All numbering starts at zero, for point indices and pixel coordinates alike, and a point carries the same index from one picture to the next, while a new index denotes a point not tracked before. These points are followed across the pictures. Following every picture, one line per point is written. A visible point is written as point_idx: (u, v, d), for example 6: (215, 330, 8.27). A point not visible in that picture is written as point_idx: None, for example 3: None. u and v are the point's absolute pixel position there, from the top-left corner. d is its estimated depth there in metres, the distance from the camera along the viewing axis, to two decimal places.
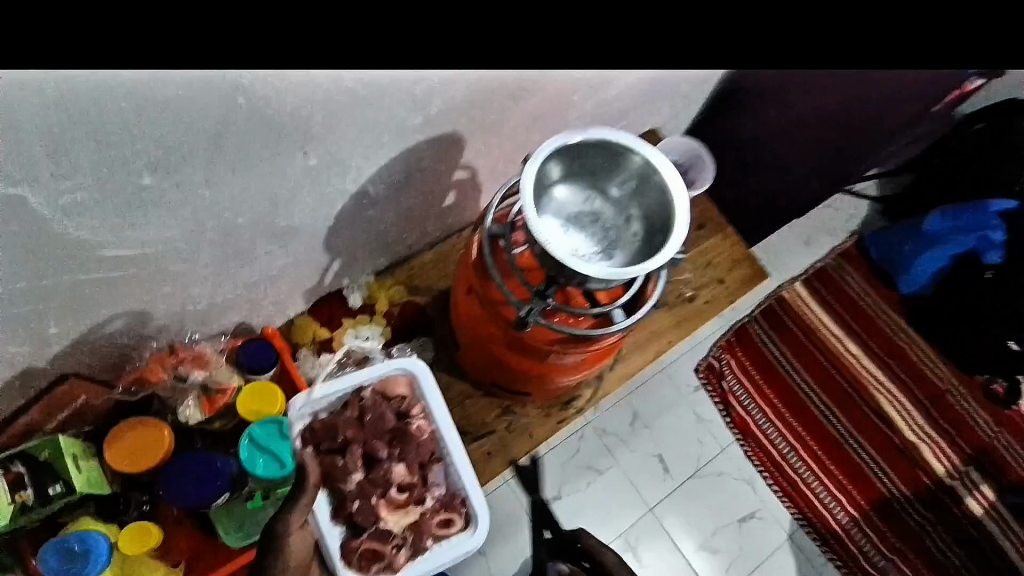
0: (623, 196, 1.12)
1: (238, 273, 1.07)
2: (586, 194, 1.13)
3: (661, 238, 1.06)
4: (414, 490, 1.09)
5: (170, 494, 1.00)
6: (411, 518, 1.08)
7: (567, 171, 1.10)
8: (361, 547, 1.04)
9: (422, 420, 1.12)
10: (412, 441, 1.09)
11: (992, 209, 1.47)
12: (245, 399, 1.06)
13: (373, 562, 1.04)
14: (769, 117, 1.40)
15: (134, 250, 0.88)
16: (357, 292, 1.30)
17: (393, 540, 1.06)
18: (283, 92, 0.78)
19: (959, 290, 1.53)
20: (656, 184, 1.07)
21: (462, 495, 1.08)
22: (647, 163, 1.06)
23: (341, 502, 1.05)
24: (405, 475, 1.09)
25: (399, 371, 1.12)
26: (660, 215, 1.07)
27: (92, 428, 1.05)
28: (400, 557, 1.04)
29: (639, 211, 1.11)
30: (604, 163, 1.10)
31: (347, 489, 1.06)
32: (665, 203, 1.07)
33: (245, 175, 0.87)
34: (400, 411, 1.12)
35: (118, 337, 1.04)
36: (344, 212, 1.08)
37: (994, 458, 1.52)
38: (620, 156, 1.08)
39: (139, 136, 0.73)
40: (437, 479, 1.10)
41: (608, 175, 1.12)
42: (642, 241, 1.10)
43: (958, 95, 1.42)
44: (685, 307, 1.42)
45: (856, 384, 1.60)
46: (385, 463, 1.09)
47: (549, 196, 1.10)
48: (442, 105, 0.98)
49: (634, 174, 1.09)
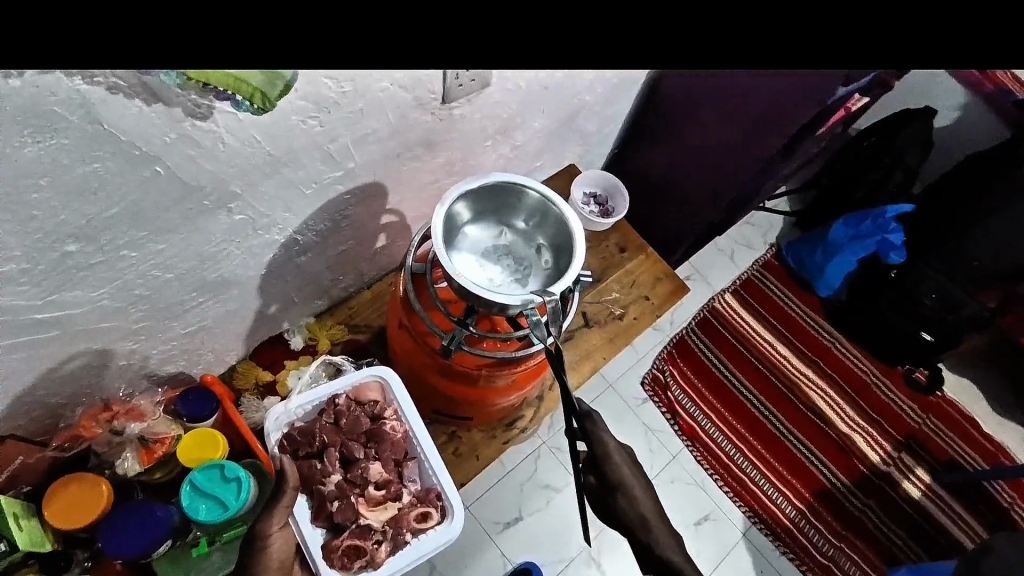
0: (529, 227, 0.93)
1: (157, 338, 0.89)
2: (491, 228, 0.93)
3: (567, 261, 0.88)
4: (391, 486, 0.96)
5: (109, 548, 0.84)
6: (390, 512, 0.94)
7: (467, 208, 0.90)
8: (342, 545, 0.89)
9: (396, 421, 0.99)
10: (386, 438, 0.97)
11: (889, 215, 1.62)
12: (186, 445, 0.91)
13: (353, 559, 0.89)
14: (686, 143, 1.31)
15: (33, 339, 0.74)
16: (298, 334, 1.10)
17: (373, 535, 0.92)
18: (202, 141, 0.67)
19: (870, 291, 1.67)
20: (554, 210, 0.89)
21: (437, 488, 0.95)
22: (541, 192, 0.89)
23: (320, 504, 0.92)
24: (382, 473, 0.96)
25: (371, 377, 1.00)
26: (564, 240, 0.89)
27: (33, 487, 0.87)
28: (380, 552, 0.90)
29: (547, 239, 0.92)
30: (502, 194, 0.91)
31: (325, 489, 0.93)
32: (564, 227, 0.89)
33: (169, 237, 0.75)
34: (373, 416, 0.99)
35: (49, 398, 0.84)
36: (273, 263, 0.92)
37: (915, 437, 1.64)
38: (517, 185, 0.89)
39: (59, 193, 0.62)
40: (414, 475, 0.99)
41: (507, 206, 0.93)
42: (553, 270, 0.90)
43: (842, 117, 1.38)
44: (614, 325, 1.21)
45: (788, 382, 1.67)
46: (362, 462, 0.96)
47: (451, 240, 0.90)
48: (381, 144, 0.85)
49: (533, 202, 0.91)
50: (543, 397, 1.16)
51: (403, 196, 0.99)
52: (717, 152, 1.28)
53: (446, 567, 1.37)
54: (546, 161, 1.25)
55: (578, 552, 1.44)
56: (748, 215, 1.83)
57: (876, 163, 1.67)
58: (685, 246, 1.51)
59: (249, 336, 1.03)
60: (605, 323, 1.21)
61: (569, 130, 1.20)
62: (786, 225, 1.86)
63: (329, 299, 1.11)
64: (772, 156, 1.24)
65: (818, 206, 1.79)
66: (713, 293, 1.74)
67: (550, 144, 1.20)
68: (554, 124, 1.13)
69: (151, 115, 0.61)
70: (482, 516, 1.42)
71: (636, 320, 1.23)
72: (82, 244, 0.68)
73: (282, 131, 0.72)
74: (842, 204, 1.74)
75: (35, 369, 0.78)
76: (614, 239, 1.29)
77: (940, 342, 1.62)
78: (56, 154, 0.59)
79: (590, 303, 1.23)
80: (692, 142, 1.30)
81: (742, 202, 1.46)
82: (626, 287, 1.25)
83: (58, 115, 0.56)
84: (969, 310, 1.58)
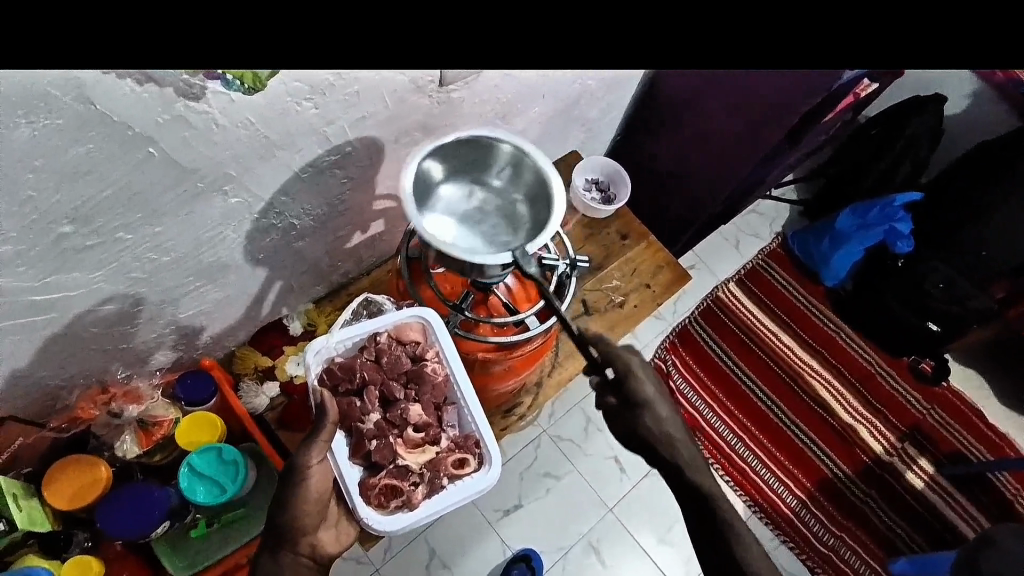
0: (504, 184, 0.88)
1: (156, 322, 0.89)
2: (463, 188, 0.89)
3: (546, 212, 0.83)
4: (431, 429, 0.90)
5: (107, 527, 0.86)
6: (428, 455, 0.89)
7: (438, 168, 0.86)
8: (379, 483, 0.84)
9: (438, 363, 0.92)
10: (427, 380, 0.91)
11: (897, 204, 1.60)
12: (186, 427, 0.93)
13: (389, 498, 0.84)
14: (689, 131, 1.29)
15: (32, 320, 0.75)
16: (296, 320, 1.09)
17: (410, 477, 0.86)
18: (196, 123, 0.66)
19: (874, 280, 1.65)
20: (527, 161, 0.85)
21: (476, 435, 0.89)
22: (513, 144, 0.85)
23: (359, 441, 0.86)
24: (422, 415, 0.91)
25: (413, 317, 0.93)
26: (539, 192, 0.85)
27: (33, 468, 0.88)
28: (416, 494, 0.84)
29: (522, 195, 0.88)
30: (471, 150, 0.87)
31: (364, 428, 0.87)
32: (540, 178, 0.85)
33: (165, 220, 0.75)
34: (414, 357, 0.92)
35: (50, 382, 0.85)
36: (269, 248, 0.92)
37: (919, 428, 1.63)
38: (486, 138, 0.85)
39: (52, 174, 0.62)
40: (453, 420, 0.92)
41: (479, 163, 0.89)
42: (531, 223, 0.85)
43: (847, 104, 1.31)
44: (613, 314, 1.20)
45: (791, 371, 1.66)
46: (401, 403, 0.91)
47: (423, 201, 0.86)
48: (378, 129, 0.85)
49: (505, 155, 0.86)
50: (543, 383, 1.13)
51: (402, 181, 0.99)
52: (722, 139, 1.26)
53: (446, 554, 1.38)
54: (547, 148, 1.25)
55: (577, 542, 1.44)
56: (754, 204, 1.82)
57: (886, 151, 1.63)
58: (688, 234, 1.50)
59: (248, 321, 1.04)
60: (605, 311, 1.20)
61: (571, 116, 1.19)
62: (791, 214, 1.84)
63: (328, 285, 1.11)
64: (776, 144, 1.22)
65: (824, 197, 1.77)
66: (717, 282, 1.73)
67: (552, 131, 1.19)
68: (555, 111, 1.12)
69: (142, 97, 0.60)
70: (482, 503, 1.43)
71: (636, 308, 1.21)
72: (76, 226, 0.68)
73: (275, 113, 0.71)
74: (846, 195, 1.72)
75: (36, 351, 0.79)
76: (615, 226, 1.27)
77: (947, 332, 1.59)
78: (50, 135, 0.59)
79: (592, 289, 1.23)
80: (694, 130, 1.28)
81: (747, 191, 1.44)
82: (627, 275, 1.24)
83: (56, 97, 0.56)
84: (977, 301, 1.54)
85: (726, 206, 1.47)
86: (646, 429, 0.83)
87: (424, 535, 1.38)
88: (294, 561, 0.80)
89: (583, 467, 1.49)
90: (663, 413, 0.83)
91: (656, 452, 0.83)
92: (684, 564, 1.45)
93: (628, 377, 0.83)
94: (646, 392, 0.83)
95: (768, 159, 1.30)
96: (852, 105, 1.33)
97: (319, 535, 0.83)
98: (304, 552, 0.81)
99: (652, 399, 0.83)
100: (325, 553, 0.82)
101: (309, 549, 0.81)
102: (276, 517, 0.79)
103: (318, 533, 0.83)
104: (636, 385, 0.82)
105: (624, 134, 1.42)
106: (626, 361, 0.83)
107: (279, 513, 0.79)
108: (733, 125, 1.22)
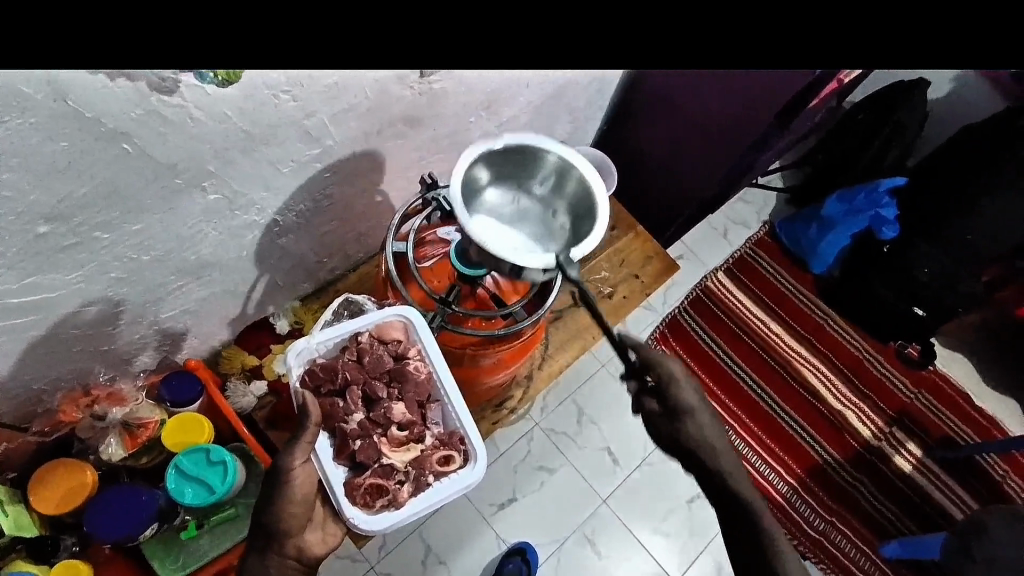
0: (547, 193, 0.88)
1: (139, 322, 0.88)
2: (507, 194, 0.88)
3: (588, 226, 0.83)
4: (415, 427, 0.91)
5: (95, 531, 0.85)
6: (413, 453, 0.89)
7: (485, 170, 0.85)
8: (364, 483, 0.84)
9: (420, 361, 0.92)
10: (410, 378, 0.91)
11: (882, 189, 1.61)
12: (172, 429, 0.91)
13: (375, 498, 0.84)
14: (675, 119, 1.29)
15: (13, 323, 0.74)
16: (283, 318, 1.08)
17: (395, 475, 0.87)
18: (171, 117, 0.65)
19: (863, 267, 1.65)
20: (574, 172, 0.85)
21: (461, 432, 0.90)
22: (562, 153, 0.84)
23: (342, 442, 0.87)
24: (405, 413, 0.91)
25: (395, 316, 0.92)
26: (586, 205, 0.85)
27: (17, 473, 0.88)
28: (402, 493, 0.85)
29: (565, 205, 0.87)
30: (517, 156, 0.86)
31: (347, 428, 0.88)
32: (586, 190, 0.85)
33: (143, 217, 0.73)
34: (396, 356, 0.92)
35: (33, 386, 0.84)
36: (253, 244, 0.91)
37: (907, 412, 1.65)
38: (535, 146, 0.84)
39: (25, 172, 0.60)
40: (438, 417, 0.93)
41: (524, 170, 0.88)
42: (573, 235, 0.85)
43: (826, 94, 1.31)
44: (602, 305, 1.20)
45: (781, 359, 1.67)
46: (384, 402, 0.91)
47: (469, 204, 0.85)
48: (360, 121, 0.84)
49: (552, 164, 0.85)
50: (533, 376, 1.14)
51: (387, 174, 0.98)
52: (708, 127, 1.26)
53: (441, 549, 1.38)
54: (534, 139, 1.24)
55: (571, 534, 1.45)
56: (742, 192, 1.82)
57: (872, 137, 1.64)
58: (677, 223, 1.50)
59: (234, 319, 1.02)
60: (594, 302, 1.20)
61: (556, 106, 1.18)
62: (778, 202, 1.85)
63: (315, 281, 1.11)
64: (763, 130, 1.22)
65: (810, 184, 1.78)
66: (706, 272, 1.73)
67: (538, 121, 1.18)
68: (540, 101, 1.11)
69: (116, 92, 0.59)
70: (476, 498, 1.43)
71: (625, 299, 1.22)
72: (54, 226, 0.67)
73: (253, 106, 0.70)
74: (833, 182, 1.73)
75: (16, 354, 0.78)
76: (603, 217, 1.27)
77: (932, 317, 1.61)
78: (24, 133, 0.57)
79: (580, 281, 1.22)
80: (680, 119, 1.28)
81: (735, 178, 1.44)
82: (615, 266, 1.24)
83: (29, 96, 0.54)
84: (967, 285, 1.57)
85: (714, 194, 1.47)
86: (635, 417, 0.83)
87: (418, 532, 1.38)
88: (280, 563, 0.79)
89: (575, 459, 1.50)
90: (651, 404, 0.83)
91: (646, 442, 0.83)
92: (678, 552, 1.47)
93: (667, 384, 0.78)
94: (688, 399, 0.78)
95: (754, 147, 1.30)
96: (831, 96, 1.33)
97: (306, 537, 0.82)
98: (290, 554, 0.80)
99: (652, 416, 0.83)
100: (312, 554, 0.82)
101: (295, 551, 0.81)
102: (264, 514, 0.78)
103: (304, 535, 0.82)
104: (677, 392, 0.77)
105: (610, 123, 1.42)
106: (667, 367, 0.77)
107: (266, 513, 0.78)
108: (722, 111, 1.21)
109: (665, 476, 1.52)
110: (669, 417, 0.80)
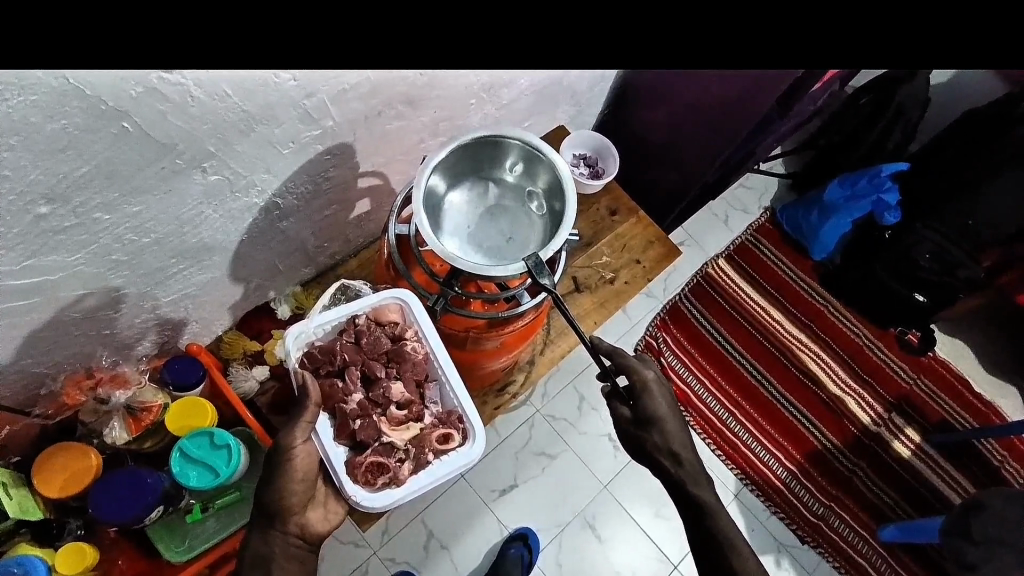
0: (516, 179, 0.93)
1: (141, 306, 0.88)
2: (473, 191, 0.94)
3: (560, 204, 0.89)
4: (414, 406, 0.91)
5: (99, 514, 0.85)
6: (413, 432, 0.89)
7: (447, 174, 0.90)
8: (365, 461, 0.84)
9: (417, 341, 0.93)
10: (408, 358, 0.91)
11: (885, 173, 1.59)
12: (175, 413, 0.91)
13: (376, 475, 0.84)
14: (676, 102, 1.28)
15: (15, 305, 0.74)
16: (284, 304, 1.10)
17: (395, 453, 0.87)
18: (171, 95, 0.64)
19: (865, 251, 1.65)
20: (539, 155, 0.89)
21: (458, 410, 0.90)
22: (522, 140, 0.88)
23: (342, 422, 0.87)
24: (404, 393, 0.91)
25: (392, 299, 0.92)
26: (553, 184, 0.90)
27: (22, 456, 0.89)
28: (403, 471, 0.85)
29: (537, 186, 0.93)
30: (479, 151, 0.90)
31: (347, 408, 0.88)
32: (551, 170, 0.89)
33: (142, 197, 0.73)
34: (394, 338, 0.93)
35: (35, 367, 0.84)
36: (252, 228, 0.90)
37: (907, 398, 1.65)
38: (494, 138, 0.89)
39: (20, 151, 0.60)
40: (436, 396, 0.93)
41: (487, 161, 0.92)
42: (549, 215, 0.91)
43: (830, 80, 1.27)
44: (602, 290, 1.20)
45: (781, 346, 1.67)
46: (383, 381, 0.91)
47: (436, 216, 0.90)
48: (361, 101, 0.83)
49: (515, 151, 0.90)
50: (535, 361, 1.14)
51: (386, 158, 0.98)
52: (711, 109, 1.25)
53: (443, 535, 1.39)
54: (535, 121, 1.25)
55: (572, 519, 1.45)
56: (743, 178, 1.82)
57: (873, 122, 1.63)
58: (677, 208, 1.50)
59: (235, 305, 1.03)
60: (596, 288, 1.20)
61: (558, 89, 1.17)
62: (778, 187, 1.85)
63: (316, 267, 1.11)
64: (764, 115, 1.22)
65: (812, 170, 1.77)
66: (707, 259, 1.74)
67: (538, 102, 1.18)
68: (543, 84, 1.10)
69: (116, 76, 0.57)
70: (477, 484, 1.44)
71: (627, 284, 1.21)
72: (55, 206, 0.66)
73: (254, 88, 0.68)
74: (832, 169, 1.73)
75: (21, 338, 0.78)
76: (605, 201, 1.27)
77: (933, 303, 1.60)
78: (24, 111, 0.56)
79: (581, 265, 1.21)
80: (682, 100, 1.27)
81: (735, 163, 1.44)
82: (617, 251, 1.23)
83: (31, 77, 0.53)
84: (966, 269, 1.55)
85: (714, 178, 1.46)
86: (648, 408, 0.83)
87: (420, 517, 1.39)
88: (284, 541, 0.81)
89: (577, 444, 1.50)
90: (657, 391, 0.83)
91: (630, 421, 0.84)
92: (679, 537, 1.47)
93: (640, 389, 0.83)
94: (659, 410, 0.83)
95: (755, 129, 1.29)
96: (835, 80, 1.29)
97: (308, 515, 0.83)
98: (293, 531, 0.82)
99: (663, 417, 0.82)
100: (313, 531, 0.83)
101: (298, 529, 0.82)
102: (272, 490, 0.79)
103: (306, 513, 0.83)
104: (649, 401, 0.83)
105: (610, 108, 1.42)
106: (642, 375, 0.83)
107: (269, 494, 0.79)
108: (724, 96, 1.20)
109: (650, 483, 1.50)
110: (652, 412, 0.82)
